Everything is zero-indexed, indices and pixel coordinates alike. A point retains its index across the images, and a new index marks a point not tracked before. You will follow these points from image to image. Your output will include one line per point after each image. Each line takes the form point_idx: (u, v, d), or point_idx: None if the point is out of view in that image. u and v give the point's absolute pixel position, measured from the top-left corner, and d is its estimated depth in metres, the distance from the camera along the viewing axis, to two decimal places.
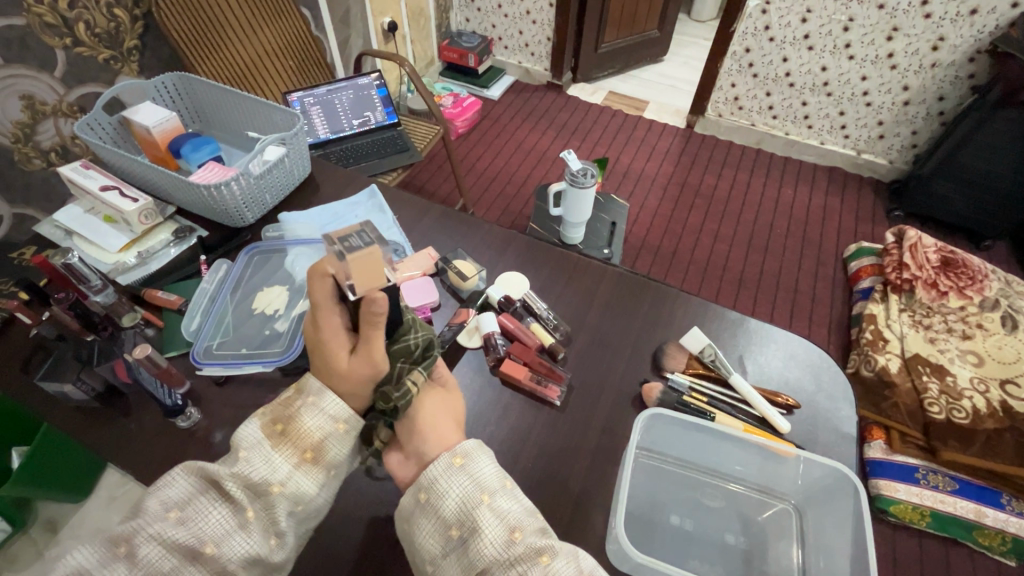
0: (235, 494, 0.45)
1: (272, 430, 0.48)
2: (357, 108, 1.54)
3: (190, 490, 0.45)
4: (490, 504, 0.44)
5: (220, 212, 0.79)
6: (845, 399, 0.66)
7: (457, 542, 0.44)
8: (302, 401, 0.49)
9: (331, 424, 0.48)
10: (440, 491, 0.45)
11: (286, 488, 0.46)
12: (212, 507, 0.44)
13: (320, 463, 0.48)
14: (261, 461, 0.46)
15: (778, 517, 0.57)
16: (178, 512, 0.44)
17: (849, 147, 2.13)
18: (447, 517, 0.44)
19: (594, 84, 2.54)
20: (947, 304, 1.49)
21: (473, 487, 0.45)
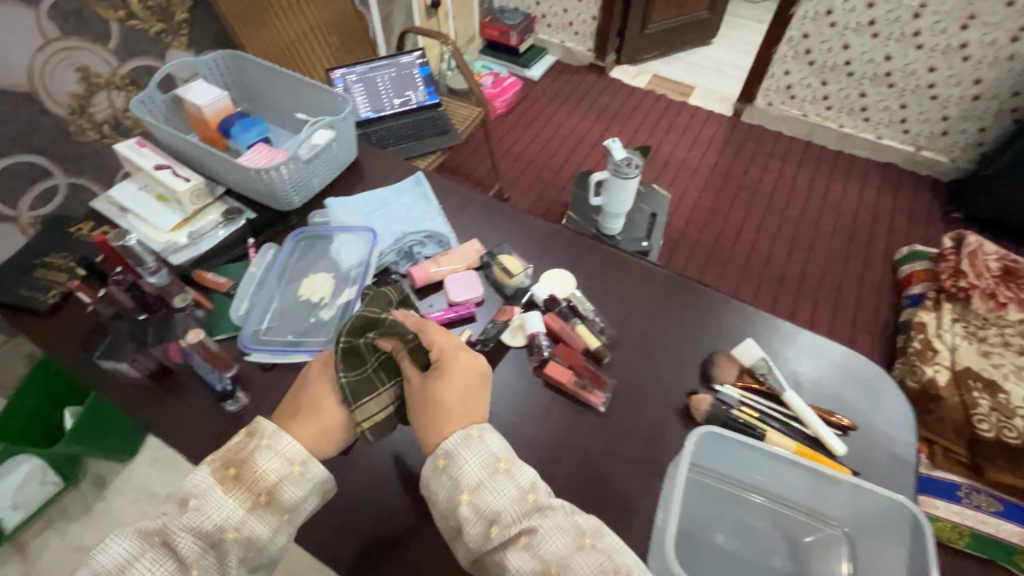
0: (184, 548, 0.44)
1: (224, 474, 0.48)
2: (399, 87, 1.52)
3: (127, 553, 0.44)
4: (470, 498, 0.45)
5: (268, 195, 0.79)
6: (904, 423, 0.63)
7: (454, 527, 0.46)
8: (254, 443, 0.49)
9: (284, 467, 0.49)
10: (430, 489, 0.47)
11: (240, 534, 0.46)
12: (153, 564, 0.44)
13: (274, 506, 0.48)
14: (213, 509, 0.46)
15: (829, 542, 0.55)
16: None
17: (907, 142, 2.01)
18: (443, 511, 0.46)
19: (638, 67, 2.45)
20: (1005, 316, 1.38)
21: (455, 488, 0.45)
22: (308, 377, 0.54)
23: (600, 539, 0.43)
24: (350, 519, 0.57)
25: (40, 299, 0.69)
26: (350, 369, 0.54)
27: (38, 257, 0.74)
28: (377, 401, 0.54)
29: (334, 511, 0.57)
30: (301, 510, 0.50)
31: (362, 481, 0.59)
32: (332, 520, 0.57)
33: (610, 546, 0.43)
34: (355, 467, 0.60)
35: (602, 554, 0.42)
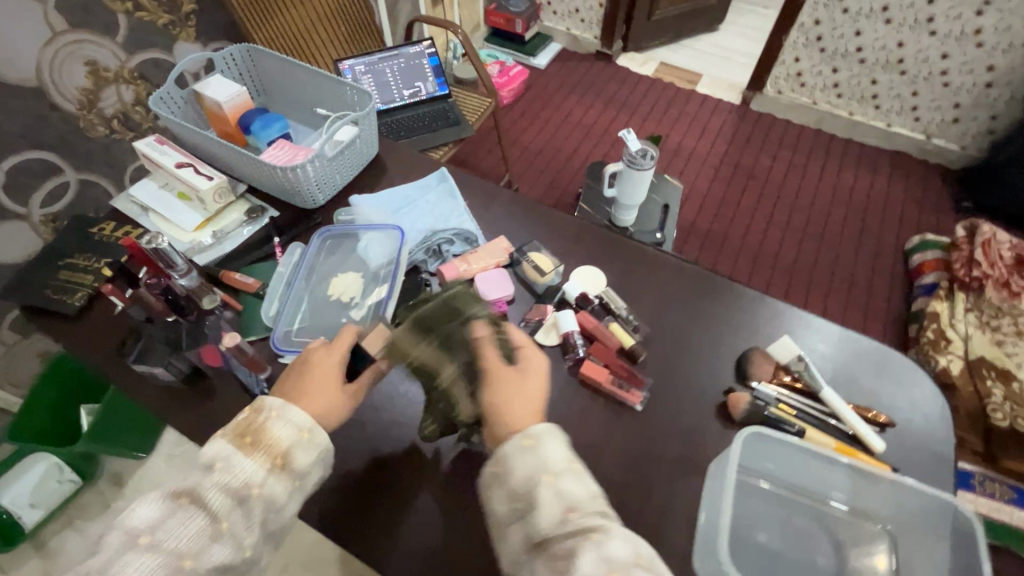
0: (214, 503, 0.44)
1: (242, 441, 0.48)
2: (408, 78, 1.49)
3: (158, 511, 0.44)
4: (552, 483, 0.44)
5: (292, 194, 0.78)
6: (940, 420, 0.63)
7: (520, 513, 0.44)
8: (264, 414, 0.50)
9: (295, 432, 0.49)
10: (508, 465, 0.45)
11: (263, 491, 0.46)
12: (184, 521, 0.43)
13: (289, 469, 0.48)
14: (234, 470, 0.46)
15: (873, 542, 0.55)
16: (149, 536, 0.42)
17: (918, 130, 1.99)
18: (514, 490, 0.44)
19: (645, 54, 2.42)
20: (1020, 306, 1.37)
21: (539, 467, 0.45)
22: (313, 357, 0.56)
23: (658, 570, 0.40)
24: (389, 523, 0.57)
25: (68, 301, 0.69)
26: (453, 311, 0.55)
27: (62, 258, 0.73)
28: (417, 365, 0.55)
29: (373, 514, 0.57)
30: (315, 472, 0.50)
31: (403, 485, 0.59)
32: (372, 524, 0.57)
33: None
34: (393, 471, 0.60)
35: None
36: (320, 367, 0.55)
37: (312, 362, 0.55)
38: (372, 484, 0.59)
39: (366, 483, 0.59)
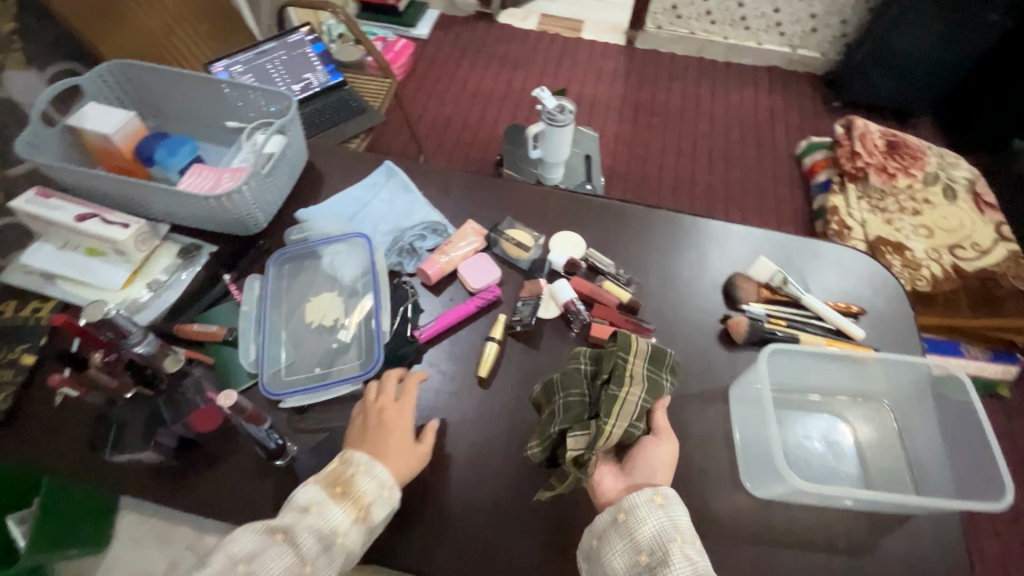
0: (305, 547, 0.47)
1: (333, 491, 0.50)
2: (293, 70, 1.26)
3: (255, 544, 0.47)
4: (683, 545, 0.48)
5: (229, 222, 0.70)
6: (898, 299, 0.71)
7: (645, 567, 0.47)
8: (352, 466, 0.52)
9: (378, 489, 0.51)
10: (639, 516, 0.49)
11: (345, 541, 0.49)
12: (277, 557, 0.46)
13: (366, 522, 0.50)
14: (321, 516, 0.49)
15: (877, 414, 0.62)
16: (245, 565, 0.46)
17: (785, 44, 2.16)
18: (641, 542, 0.48)
19: (524, 8, 2.38)
20: (897, 185, 1.53)
21: (671, 526, 0.48)
22: (388, 420, 0.55)
23: None
24: (448, 535, 0.54)
25: None
26: (648, 355, 0.56)
27: None
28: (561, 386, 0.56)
29: (428, 533, 0.54)
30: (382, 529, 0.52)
31: (451, 490, 0.56)
32: (435, 537, 0.54)
33: None
34: (438, 478, 0.57)
35: None
36: (394, 420, 0.55)
37: (382, 416, 0.55)
38: (419, 498, 0.56)
39: (411, 508, 0.55)
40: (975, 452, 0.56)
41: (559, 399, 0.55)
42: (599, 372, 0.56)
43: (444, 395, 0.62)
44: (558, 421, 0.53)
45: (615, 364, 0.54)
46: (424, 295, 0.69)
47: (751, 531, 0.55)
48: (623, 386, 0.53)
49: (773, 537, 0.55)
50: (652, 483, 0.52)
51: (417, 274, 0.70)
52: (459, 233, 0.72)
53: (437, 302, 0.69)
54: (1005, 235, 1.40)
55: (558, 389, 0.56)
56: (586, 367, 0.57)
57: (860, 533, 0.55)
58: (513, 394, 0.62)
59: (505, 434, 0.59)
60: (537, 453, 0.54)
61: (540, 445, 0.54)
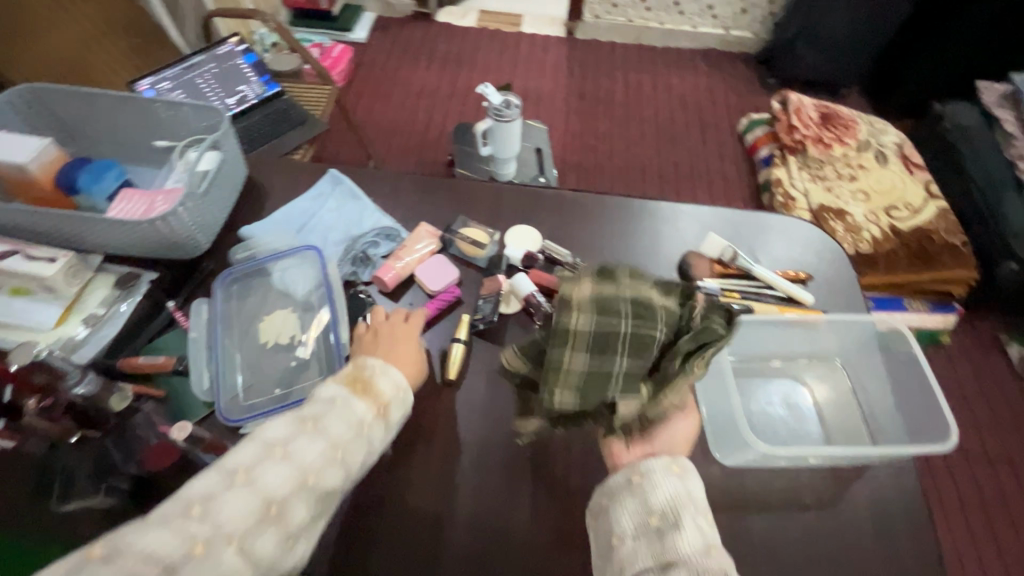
0: (336, 434, 0.49)
1: (354, 387, 0.53)
2: (226, 84, 1.19)
3: (289, 433, 0.48)
4: (695, 515, 0.46)
5: (168, 247, 0.66)
6: (842, 262, 0.75)
7: (654, 529, 0.45)
8: (369, 367, 0.54)
9: (394, 389, 0.54)
10: (655, 480, 0.47)
11: (370, 432, 0.51)
12: (311, 443, 0.48)
13: (386, 419, 0.53)
14: (346, 409, 0.51)
15: (832, 375, 0.65)
16: (282, 448, 0.47)
17: (719, 27, 2.22)
18: (652, 505, 0.46)
19: (462, 6, 2.36)
20: (833, 154, 1.61)
21: (685, 494, 0.47)
22: (401, 331, 0.60)
23: None
24: (429, 542, 0.53)
25: None
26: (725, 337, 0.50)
27: None
28: (621, 348, 0.47)
29: (407, 542, 0.53)
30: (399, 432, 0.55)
31: (427, 496, 0.55)
32: (416, 542, 0.53)
33: None
34: (415, 483, 0.56)
35: None
36: (403, 334, 0.60)
37: (393, 330, 0.60)
38: (397, 506, 0.55)
39: (388, 518, 0.54)
40: (923, 399, 0.59)
41: (618, 364, 0.47)
42: (671, 339, 0.49)
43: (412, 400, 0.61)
44: (611, 390, 0.48)
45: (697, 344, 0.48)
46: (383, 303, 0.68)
47: (725, 499, 0.56)
48: (694, 369, 0.49)
49: (745, 503, 0.56)
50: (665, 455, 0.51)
51: (373, 282, 0.69)
52: (411, 238, 0.71)
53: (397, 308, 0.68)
54: (934, 193, 1.49)
55: (621, 350, 0.47)
56: (662, 333, 0.48)
57: (825, 488, 0.57)
58: (483, 392, 0.62)
59: (479, 431, 0.59)
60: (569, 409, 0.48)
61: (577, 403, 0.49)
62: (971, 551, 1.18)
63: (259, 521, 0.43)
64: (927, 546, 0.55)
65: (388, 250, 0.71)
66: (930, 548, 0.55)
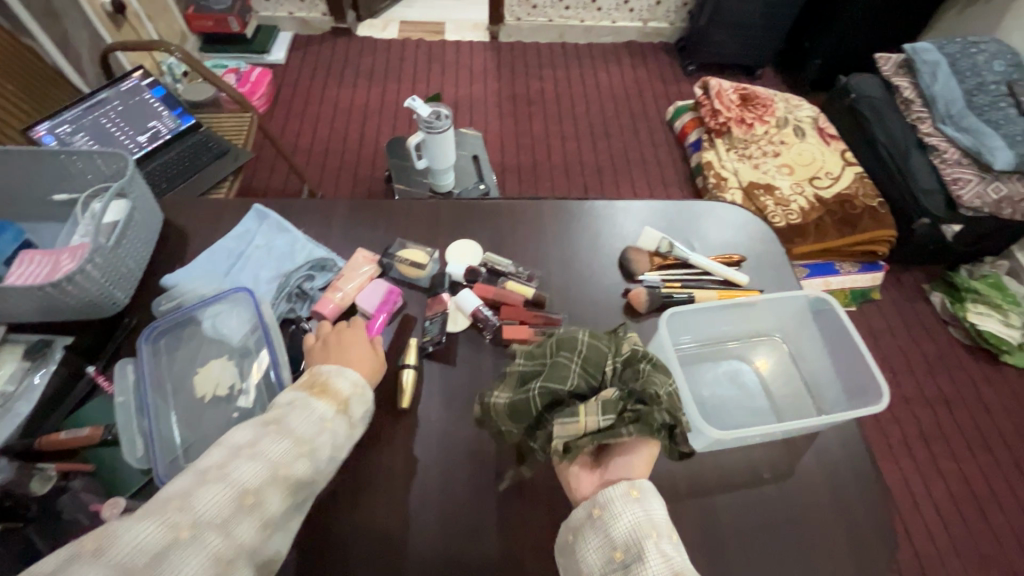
0: (301, 428, 0.49)
1: (310, 390, 0.53)
2: (136, 120, 1.12)
3: (257, 432, 0.47)
4: (659, 541, 0.42)
5: (81, 309, 0.62)
6: (771, 240, 0.78)
7: (618, 565, 0.42)
8: (323, 373, 0.54)
9: (352, 386, 0.54)
10: (615, 511, 0.44)
11: (333, 425, 0.51)
12: (278, 439, 0.47)
13: (346, 416, 0.53)
14: (308, 404, 0.51)
15: (774, 351, 0.68)
16: (252, 446, 0.46)
17: (636, 19, 2.28)
18: (615, 538, 0.43)
19: (382, 18, 2.32)
20: (756, 133, 1.68)
21: (649, 522, 0.44)
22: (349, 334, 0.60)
23: None
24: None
25: None
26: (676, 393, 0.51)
27: None
28: (570, 361, 0.51)
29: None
30: (360, 431, 0.54)
31: (392, 530, 0.54)
32: None
33: None
34: (380, 520, 0.54)
35: None
36: (351, 338, 0.60)
37: (341, 335, 0.60)
38: (363, 545, 0.53)
39: (353, 560, 0.52)
40: (857, 365, 0.63)
41: (564, 370, 0.50)
42: (621, 367, 0.52)
43: (367, 434, 0.59)
44: (553, 393, 0.49)
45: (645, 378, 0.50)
46: None
47: (689, 486, 0.57)
48: (642, 401, 0.48)
49: (709, 488, 0.57)
50: (629, 477, 0.47)
51: (314, 317, 0.66)
52: (351, 265, 0.69)
53: None
54: (850, 160, 1.58)
55: (569, 361, 0.51)
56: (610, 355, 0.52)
57: (780, 460, 0.60)
58: (440, 414, 0.61)
59: (441, 455, 0.58)
60: (505, 408, 0.52)
61: (514, 406, 0.51)
62: (922, 489, 1.27)
63: (238, 510, 0.43)
64: (879, 500, 0.58)
65: (325, 284, 0.69)
66: (881, 502, 0.58)
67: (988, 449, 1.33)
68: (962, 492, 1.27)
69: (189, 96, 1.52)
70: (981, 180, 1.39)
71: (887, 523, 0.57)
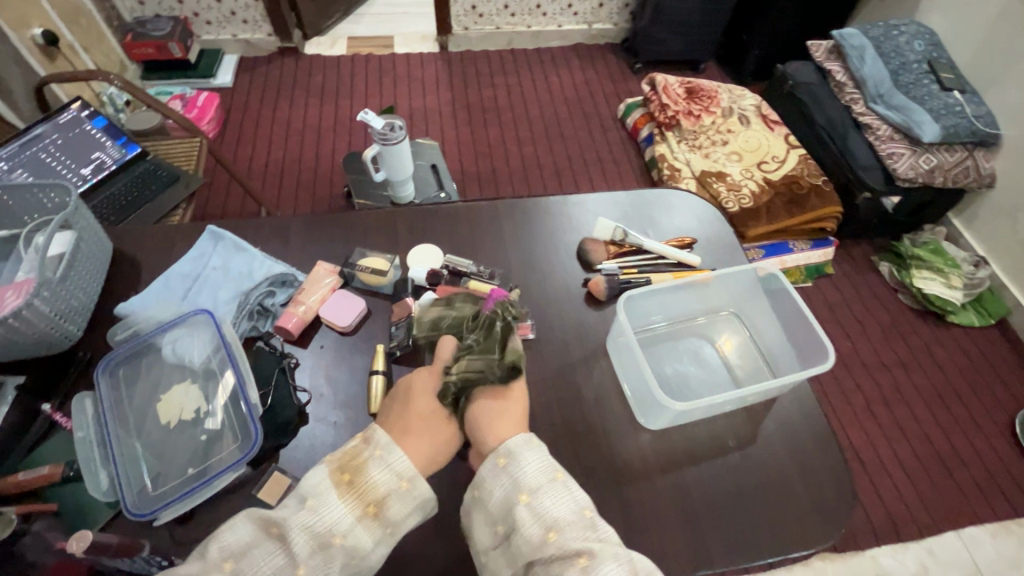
0: (298, 547, 0.43)
1: (340, 479, 0.47)
2: (78, 153, 1.09)
3: (247, 540, 0.44)
4: (529, 502, 0.46)
5: (31, 346, 0.60)
6: (720, 222, 0.81)
7: (503, 536, 0.47)
8: (369, 453, 0.48)
9: (395, 480, 0.47)
10: (486, 488, 0.48)
11: (346, 539, 0.45)
12: (267, 556, 0.44)
13: (380, 518, 0.46)
14: (324, 509, 0.45)
15: (729, 324, 0.71)
16: (233, 561, 0.43)
17: (581, 22, 2.33)
18: (494, 514, 0.48)
19: (329, 35, 2.31)
20: (704, 124, 1.74)
21: (515, 488, 0.47)
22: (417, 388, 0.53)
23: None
24: None
25: None
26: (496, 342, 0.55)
27: None
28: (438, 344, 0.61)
29: None
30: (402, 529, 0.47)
31: None
32: None
33: None
34: None
35: None
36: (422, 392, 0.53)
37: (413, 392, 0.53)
38: None
39: None
40: (804, 329, 0.66)
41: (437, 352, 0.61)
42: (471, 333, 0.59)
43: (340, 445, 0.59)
44: None
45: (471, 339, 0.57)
46: (293, 351, 0.66)
47: (659, 462, 0.59)
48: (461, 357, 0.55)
49: (678, 461, 0.60)
50: (492, 445, 0.50)
51: (277, 333, 0.66)
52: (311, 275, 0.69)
53: (308, 354, 0.65)
54: (793, 143, 1.66)
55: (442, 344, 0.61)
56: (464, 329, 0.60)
57: (743, 429, 0.62)
58: None
59: None
60: None
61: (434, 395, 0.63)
62: (887, 449, 1.33)
63: None
64: (836, 457, 0.61)
65: (286, 300, 0.69)
66: (838, 460, 0.61)
67: (945, 407, 1.40)
68: (924, 449, 1.33)
69: (134, 125, 1.49)
70: (912, 153, 1.48)
71: (844, 479, 0.60)
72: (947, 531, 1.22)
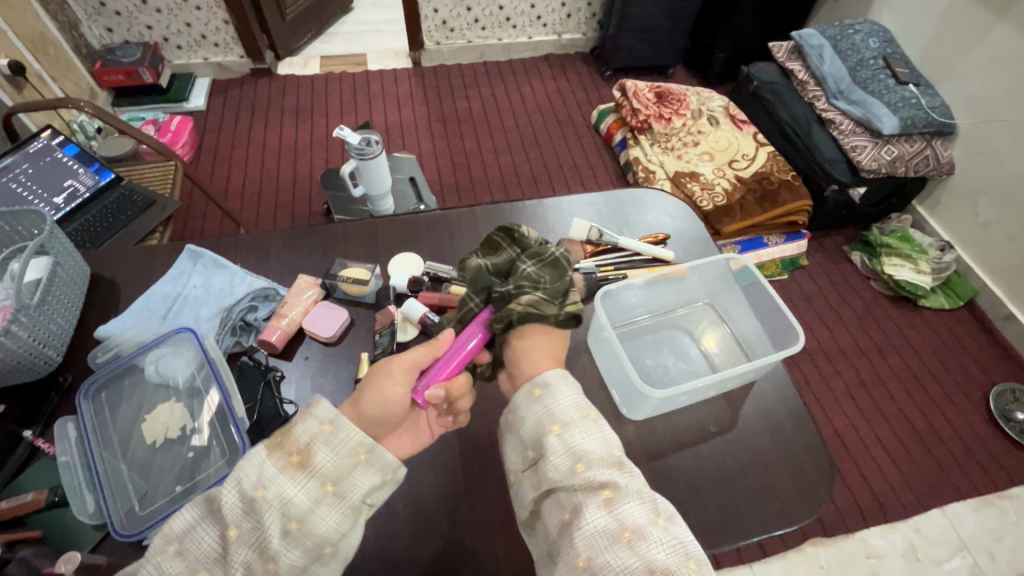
0: (227, 510, 0.41)
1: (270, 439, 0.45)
2: (49, 182, 1.07)
3: (192, 519, 0.43)
4: (562, 433, 0.47)
5: (11, 373, 0.59)
6: (692, 217, 0.84)
7: (531, 461, 0.48)
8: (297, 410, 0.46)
9: (316, 428, 0.45)
10: (520, 414, 0.49)
11: (269, 492, 0.42)
12: (207, 528, 0.42)
13: (306, 469, 0.43)
14: (250, 467, 0.43)
15: (707, 315, 0.73)
16: (177, 543, 0.42)
17: (551, 33, 2.38)
18: (525, 438, 0.49)
19: (301, 55, 2.32)
20: (674, 126, 1.79)
21: (547, 418, 0.48)
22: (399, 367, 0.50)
23: (672, 522, 0.44)
24: None
25: None
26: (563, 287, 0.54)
27: None
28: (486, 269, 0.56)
29: None
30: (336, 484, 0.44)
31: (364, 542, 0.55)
32: None
33: (680, 533, 0.43)
34: None
35: (673, 538, 0.42)
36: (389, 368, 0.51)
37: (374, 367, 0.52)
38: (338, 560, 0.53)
39: None
40: (778, 315, 0.69)
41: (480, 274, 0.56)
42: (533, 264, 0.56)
43: None
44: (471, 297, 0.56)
45: (541, 274, 0.54)
46: (278, 364, 0.66)
47: (644, 451, 0.61)
48: (530, 291, 0.53)
49: (663, 450, 0.61)
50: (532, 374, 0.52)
51: (260, 347, 0.66)
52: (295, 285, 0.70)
53: (293, 366, 0.66)
54: (761, 141, 1.71)
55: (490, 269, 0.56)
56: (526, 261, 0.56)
57: (723, 414, 0.64)
58: None
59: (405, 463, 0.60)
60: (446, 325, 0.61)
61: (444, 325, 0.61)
62: (868, 431, 1.36)
63: None
64: (812, 435, 0.63)
65: (268, 314, 0.69)
66: (814, 437, 0.63)
67: (922, 388, 1.44)
68: (903, 428, 1.37)
69: (106, 151, 1.48)
70: (874, 145, 1.53)
71: (821, 454, 0.62)
72: (932, 508, 1.25)
